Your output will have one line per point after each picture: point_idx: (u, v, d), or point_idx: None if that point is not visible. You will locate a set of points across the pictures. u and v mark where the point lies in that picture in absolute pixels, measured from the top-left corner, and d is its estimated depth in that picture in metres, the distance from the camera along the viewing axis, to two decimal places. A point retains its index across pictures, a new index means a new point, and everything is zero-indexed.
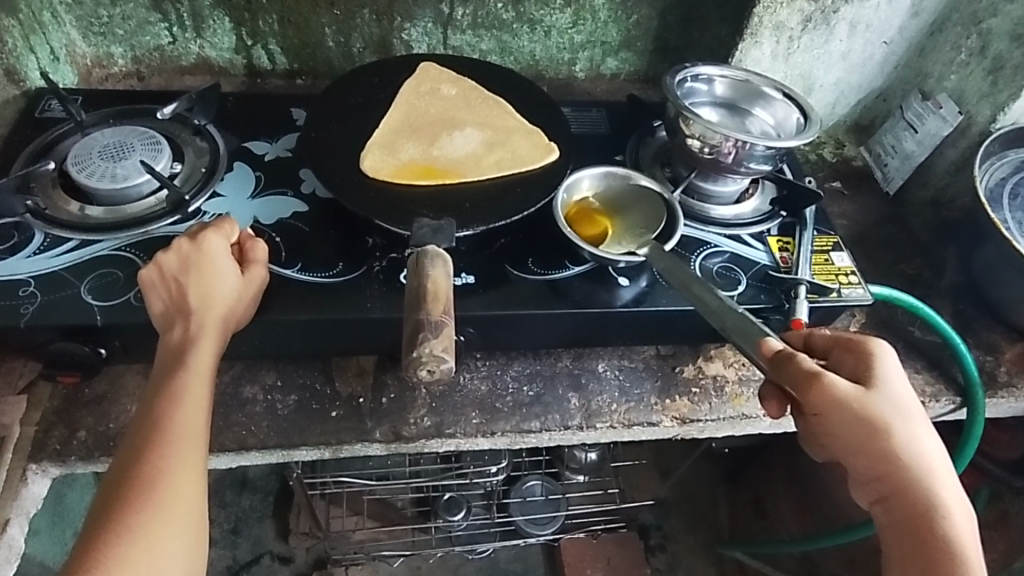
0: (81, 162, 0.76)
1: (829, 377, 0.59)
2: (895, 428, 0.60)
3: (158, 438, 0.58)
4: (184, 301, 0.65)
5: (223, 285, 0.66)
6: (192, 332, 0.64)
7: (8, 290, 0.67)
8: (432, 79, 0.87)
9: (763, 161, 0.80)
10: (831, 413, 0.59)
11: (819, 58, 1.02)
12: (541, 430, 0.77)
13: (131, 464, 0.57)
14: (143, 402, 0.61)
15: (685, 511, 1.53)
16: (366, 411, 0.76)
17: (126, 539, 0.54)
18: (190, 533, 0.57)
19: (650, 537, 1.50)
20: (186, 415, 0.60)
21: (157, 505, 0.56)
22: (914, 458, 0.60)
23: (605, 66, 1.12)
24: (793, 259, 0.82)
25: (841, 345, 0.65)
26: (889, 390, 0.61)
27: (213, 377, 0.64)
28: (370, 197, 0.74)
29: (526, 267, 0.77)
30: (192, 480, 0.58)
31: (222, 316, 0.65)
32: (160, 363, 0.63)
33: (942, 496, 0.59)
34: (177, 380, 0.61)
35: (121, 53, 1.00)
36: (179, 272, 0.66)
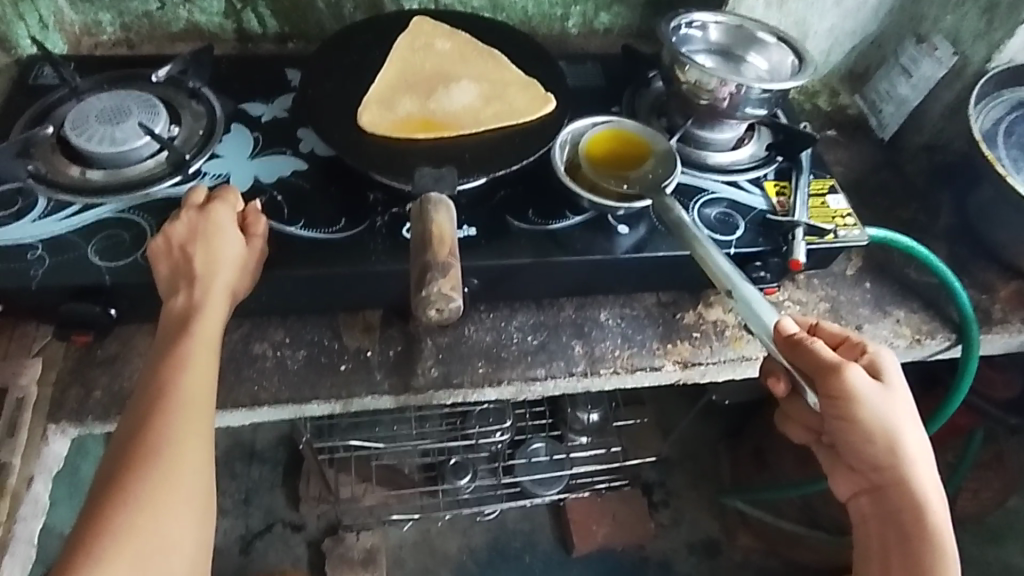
0: (80, 126, 0.76)
1: (850, 369, 0.63)
2: (904, 426, 0.65)
3: (164, 405, 0.60)
4: (187, 268, 0.66)
5: (226, 251, 0.67)
6: (196, 300, 0.65)
7: (16, 254, 0.68)
8: (426, 35, 0.87)
9: (759, 105, 0.81)
10: (847, 399, 0.63)
11: (813, 4, 1.02)
12: (547, 377, 0.79)
13: (137, 431, 0.59)
14: (148, 368, 0.63)
15: (689, 468, 1.57)
16: (374, 364, 0.77)
17: (133, 508, 0.56)
18: (197, 497, 0.58)
19: (654, 493, 1.54)
20: (189, 383, 0.61)
21: (162, 470, 0.57)
22: (913, 456, 0.65)
23: (598, 21, 1.11)
24: (790, 203, 0.83)
25: (851, 343, 0.70)
26: (899, 387, 0.66)
27: (218, 344, 0.65)
28: (370, 151, 0.74)
29: (525, 218, 0.78)
30: (200, 447, 0.60)
31: (225, 285, 0.67)
32: (163, 330, 0.64)
33: (931, 492, 0.65)
34: (182, 347, 0.62)
35: (109, 20, 0.99)
36: (185, 241, 0.67)
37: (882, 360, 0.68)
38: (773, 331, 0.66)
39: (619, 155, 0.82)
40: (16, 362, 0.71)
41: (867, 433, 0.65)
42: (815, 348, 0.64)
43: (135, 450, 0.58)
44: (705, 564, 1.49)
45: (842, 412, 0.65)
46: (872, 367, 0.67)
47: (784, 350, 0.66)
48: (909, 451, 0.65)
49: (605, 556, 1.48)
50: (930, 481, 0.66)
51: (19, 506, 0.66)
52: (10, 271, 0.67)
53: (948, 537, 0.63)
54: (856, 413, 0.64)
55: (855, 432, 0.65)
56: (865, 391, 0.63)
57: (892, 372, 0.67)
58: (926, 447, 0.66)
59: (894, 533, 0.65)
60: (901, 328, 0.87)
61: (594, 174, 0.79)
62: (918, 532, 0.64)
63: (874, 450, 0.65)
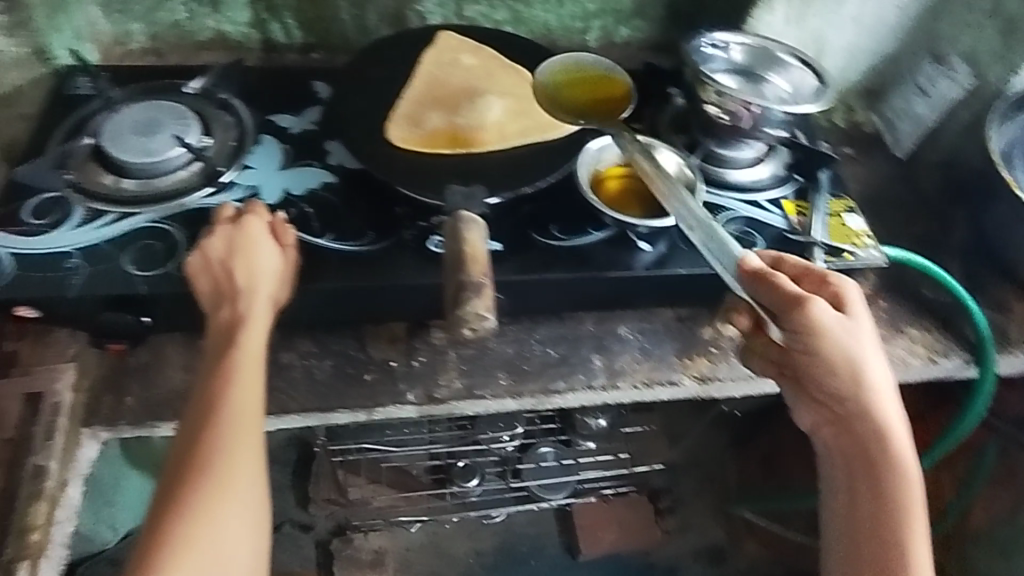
0: (116, 138, 0.78)
1: (811, 301, 0.67)
2: (865, 357, 0.68)
3: (214, 417, 0.63)
4: (230, 285, 0.68)
5: (265, 265, 0.69)
6: (240, 313, 0.67)
7: (55, 263, 0.70)
8: (451, 49, 0.88)
9: (780, 126, 0.82)
10: (808, 330, 0.67)
11: (831, 23, 1.03)
12: (567, 390, 0.80)
13: (190, 444, 0.62)
14: (199, 381, 0.66)
15: (695, 476, 1.57)
16: (399, 374, 0.79)
17: (187, 518, 0.59)
18: (250, 505, 0.61)
19: (661, 500, 1.51)
20: (236, 395, 0.64)
21: (215, 480, 0.60)
22: (875, 387, 0.68)
23: (618, 35, 1.14)
24: (809, 222, 0.84)
25: (814, 274, 0.72)
26: (861, 320, 0.69)
27: (262, 356, 0.67)
28: (400, 166, 0.76)
29: (549, 234, 0.79)
30: (249, 457, 0.62)
31: (268, 296, 0.69)
32: (212, 344, 0.67)
33: (895, 425, 0.68)
34: (229, 361, 0.65)
35: (140, 29, 1.03)
36: (225, 255, 0.69)
37: (848, 292, 0.70)
38: (737, 263, 0.68)
39: (580, 92, 0.84)
40: (50, 368, 0.72)
41: (832, 365, 0.68)
42: (773, 278, 0.67)
43: (189, 462, 0.61)
44: (710, 571, 1.51)
45: (808, 345, 0.68)
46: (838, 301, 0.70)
47: (746, 285, 0.69)
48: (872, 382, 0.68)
49: (611, 561, 1.51)
50: (893, 411, 0.68)
51: (55, 510, 0.67)
52: (48, 280, 0.69)
53: (910, 465, 0.67)
54: (822, 343, 0.68)
55: (821, 364, 0.68)
56: (827, 323, 0.67)
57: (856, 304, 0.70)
58: (887, 377, 0.69)
59: (859, 461, 0.68)
60: (915, 346, 0.88)
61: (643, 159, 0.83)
62: (880, 460, 0.67)
63: (838, 383, 0.68)
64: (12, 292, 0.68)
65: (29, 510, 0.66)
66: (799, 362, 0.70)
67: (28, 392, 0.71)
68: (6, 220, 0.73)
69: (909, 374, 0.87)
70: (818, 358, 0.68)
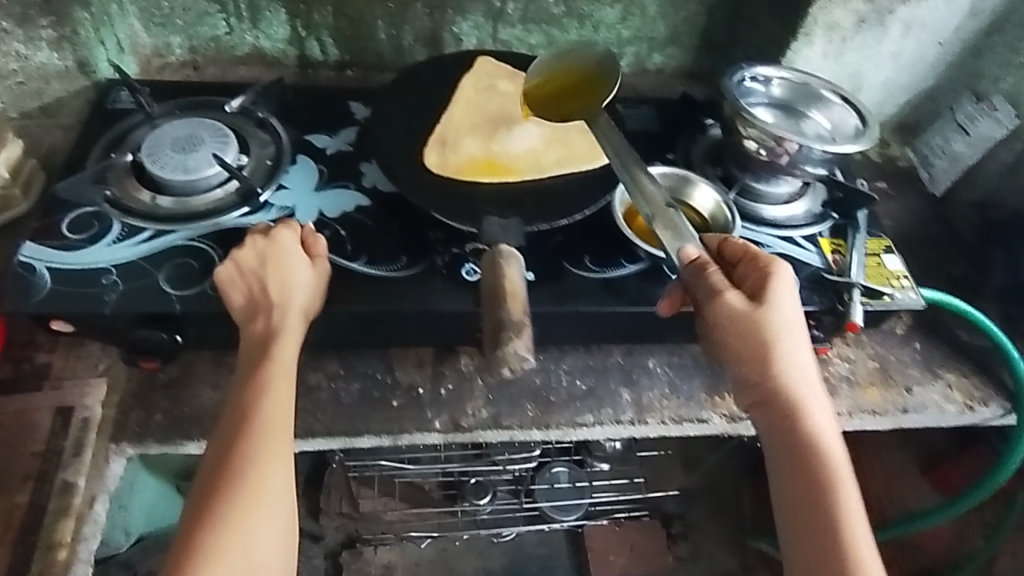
0: (155, 153, 0.78)
1: (727, 293, 0.64)
2: (784, 351, 0.64)
3: (246, 427, 0.62)
4: (264, 297, 0.68)
5: (298, 277, 0.69)
6: (274, 325, 0.67)
7: (92, 278, 0.71)
8: (488, 74, 0.88)
9: (820, 164, 0.81)
10: (723, 325, 0.64)
11: (870, 58, 1.02)
12: (595, 424, 0.79)
13: (222, 455, 0.61)
14: (232, 393, 0.65)
15: (709, 502, 1.55)
16: (425, 401, 0.78)
17: (219, 528, 0.58)
18: (280, 518, 0.61)
19: (673, 525, 1.53)
20: (270, 407, 0.64)
21: (246, 491, 0.60)
22: (796, 383, 0.64)
23: (651, 61, 1.13)
24: (845, 262, 0.83)
25: (747, 252, 0.68)
26: (785, 310, 0.65)
27: (295, 368, 0.67)
28: (436, 192, 0.76)
29: (582, 265, 0.79)
30: (280, 469, 0.62)
31: (300, 308, 0.69)
32: (246, 355, 0.67)
33: (819, 421, 0.63)
34: (263, 372, 0.65)
35: (179, 42, 1.04)
36: (258, 267, 0.69)
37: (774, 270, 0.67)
38: (679, 255, 0.66)
39: (568, 87, 0.85)
40: (81, 382, 0.73)
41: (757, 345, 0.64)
42: (708, 268, 0.65)
43: (222, 473, 0.60)
44: None
45: (729, 324, 0.64)
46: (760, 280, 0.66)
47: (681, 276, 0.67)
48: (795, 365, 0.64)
49: None
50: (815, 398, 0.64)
51: (83, 526, 0.67)
52: (84, 295, 0.69)
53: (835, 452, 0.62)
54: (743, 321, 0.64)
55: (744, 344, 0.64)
56: (742, 314, 0.64)
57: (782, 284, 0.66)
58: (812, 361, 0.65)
59: (785, 451, 0.63)
60: (951, 392, 0.87)
61: (679, 193, 0.81)
62: (808, 448, 0.62)
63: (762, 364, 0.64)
64: (49, 307, 0.68)
65: (58, 526, 0.66)
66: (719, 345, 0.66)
67: (59, 405, 0.72)
68: (46, 232, 0.74)
69: (943, 420, 0.86)
70: (740, 338, 0.64)
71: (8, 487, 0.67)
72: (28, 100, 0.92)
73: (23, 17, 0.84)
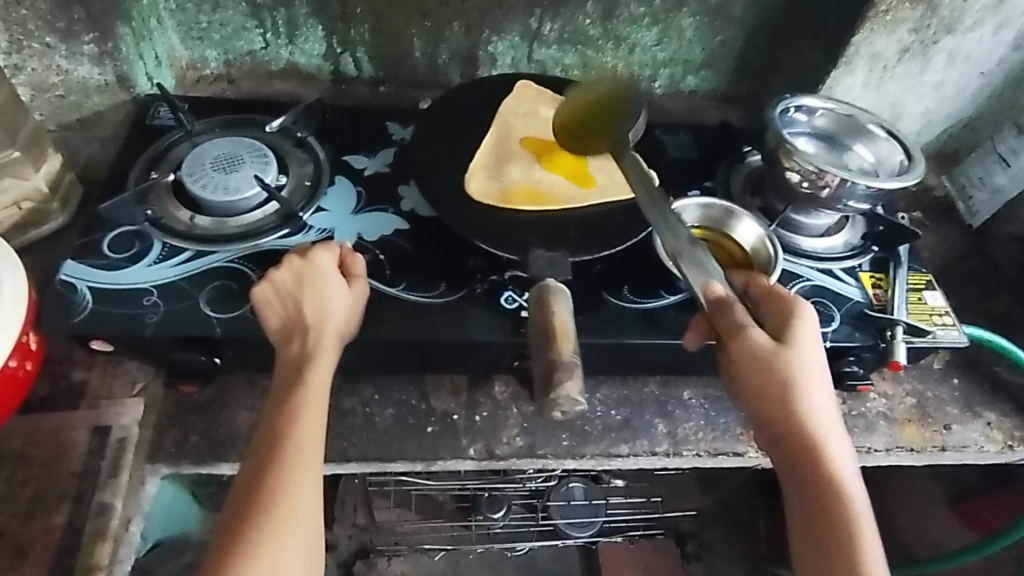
0: (196, 172, 0.78)
1: (751, 332, 0.62)
2: (809, 393, 0.62)
3: (278, 452, 0.61)
4: (299, 318, 0.67)
5: (334, 298, 0.68)
6: (309, 348, 0.66)
7: (132, 298, 0.70)
8: (528, 100, 0.88)
9: (863, 200, 0.80)
10: (742, 368, 0.62)
11: (911, 88, 1.01)
12: (630, 455, 0.78)
13: (253, 481, 0.60)
14: (264, 416, 0.64)
15: (723, 522, 1.50)
16: (460, 428, 0.78)
17: (246, 557, 0.56)
18: (306, 548, 0.59)
19: (687, 544, 1.48)
20: (302, 431, 0.62)
21: (273, 519, 0.58)
22: (821, 426, 0.62)
23: (685, 83, 1.13)
24: (887, 297, 0.82)
25: (772, 294, 0.68)
26: (808, 353, 0.64)
27: (328, 392, 0.65)
28: (478, 220, 0.75)
29: (621, 295, 0.78)
30: (311, 498, 0.60)
31: (335, 331, 0.68)
32: (280, 377, 0.66)
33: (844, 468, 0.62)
34: (295, 396, 0.63)
35: (215, 56, 1.04)
36: (293, 288, 0.69)
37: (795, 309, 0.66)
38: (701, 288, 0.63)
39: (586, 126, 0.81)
40: (118, 402, 0.73)
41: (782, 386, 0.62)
42: (730, 307, 0.62)
43: (251, 499, 0.59)
44: None
45: (755, 353, 0.62)
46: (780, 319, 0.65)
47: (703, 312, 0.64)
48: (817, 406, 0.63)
49: None
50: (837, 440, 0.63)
51: (119, 548, 0.67)
52: (125, 316, 0.69)
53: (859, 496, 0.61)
54: (770, 362, 0.62)
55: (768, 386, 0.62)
56: (767, 354, 0.62)
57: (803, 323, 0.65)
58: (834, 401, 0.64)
59: (806, 484, 0.61)
60: (991, 431, 0.85)
61: (722, 225, 0.82)
62: (832, 494, 0.60)
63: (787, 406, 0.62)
64: (90, 327, 0.68)
65: (95, 548, 0.66)
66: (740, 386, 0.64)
67: (96, 424, 0.72)
68: (87, 250, 0.74)
69: (981, 459, 0.84)
70: (765, 379, 0.62)
71: (45, 506, 0.68)
72: (67, 112, 0.91)
73: (68, 33, 0.83)
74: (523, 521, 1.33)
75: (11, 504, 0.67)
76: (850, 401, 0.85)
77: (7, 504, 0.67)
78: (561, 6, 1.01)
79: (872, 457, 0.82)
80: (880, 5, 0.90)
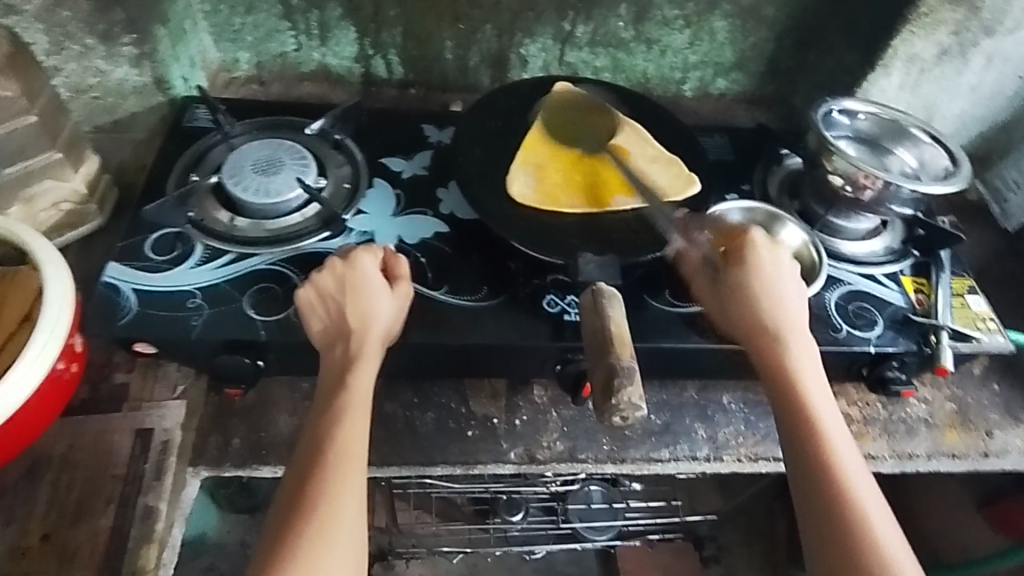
0: (236, 174, 0.78)
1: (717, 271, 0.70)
2: (768, 320, 0.66)
3: (321, 459, 0.59)
4: (344, 321, 0.66)
5: (377, 303, 0.67)
6: (353, 352, 0.65)
7: (176, 301, 0.70)
8: (568, 103, 0.88)
9: (906, 204, 0.79)
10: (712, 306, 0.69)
11: (946, 90, 1.00)
12: (671, 460, 0.78)
13: (297, 486, 0.58)
14: (309, 423, 0.63)
15: (741, 524, 1.48)
16: (501, 432, 0.77)
17: (288, 565, 0.54)
18: (350, 558, 0.56)
19: (705, 548, 1.43)
20: (345, 436, 0.61)
21: (315, 526, 0.56)
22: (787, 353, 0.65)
23: (714, 86, 1.12)
24: (929, 301, 0.82)
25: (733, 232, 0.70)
26: (761, 279, 0.67)
27: (372, 399, 0.64)
28: (522, 223, 0.75)
29: (663, 299, 0.77)
30: (354, 507, 0.58)
31: (379, 335, 0.66)
32: (325, 383, 0.65)
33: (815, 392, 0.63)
34: (338, 401, 0.62)
35: (247, 58, 1.04)
36: (336, 292, 0.68)
37: (760, 249, 0.69)
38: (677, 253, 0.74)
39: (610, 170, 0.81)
40: (160, 404, 0.73)
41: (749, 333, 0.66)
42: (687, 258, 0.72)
43: (295, 507, 0.57)
44: None
45: (709, 290, 0.70)
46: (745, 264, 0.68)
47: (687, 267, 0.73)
48: (788, 351, 0.65)
49: None
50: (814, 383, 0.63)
51: (164, 552, 0.67)
52: (171, 319, 0.69)
53: (832, 417, 0.61)
54: (721, 298, 0.68)
55: (740, 330, 0.67)
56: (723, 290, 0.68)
57: (777, 261, 0.68)
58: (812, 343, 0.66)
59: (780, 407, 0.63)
60: None
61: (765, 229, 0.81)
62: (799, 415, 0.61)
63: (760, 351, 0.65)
64: (137, 330, 0.68)
65: (141, 552, 0.66)
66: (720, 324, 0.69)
67: (139, 427, 0.72)
68: (129, 252, 0.74)
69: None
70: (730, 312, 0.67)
71: (90, 510, 0.67)
72: (102, 114, 0.91)
73: (107, 34, 0.83)
74: (541, 523, 1.31)
75: (57, 508, 0.67)
76: (890, 406, 0.85)
77: (52, 508, 0.67)
78: (594, 8, 1.00)
79: (913, 463, 0.81)
80: (920, 7, 0.89)
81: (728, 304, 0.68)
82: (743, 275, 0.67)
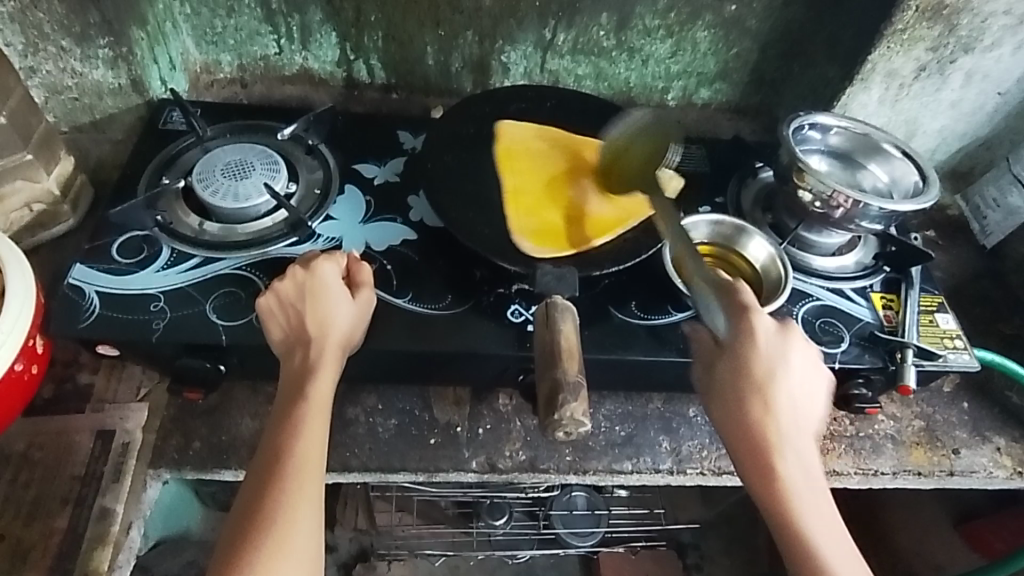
0: (206, 178, 0.78)
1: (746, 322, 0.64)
2: (775, 397, 0.61)
3: (276, 469, 0.59)
4: (303, 329, 0.66)
5: (337, 311, 0.67)
6: (311, 361, 0.65)
7: (139, 304, 0.71)
8: (516, 141, 0.85)
9: (876, 221, 0.79)
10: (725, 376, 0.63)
11: (926, 106, 1.00)
12: (633, 472, 0.78)
13: (253, 498, 0.58)
14: (266, 431, 0.63)
15: (724, 533, 1.44)
16: (462, 440, 0.78)
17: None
18: (304, 568, 0.57)
19: (687, 555, 1.42)
20: (303, 445, 0.61)
21: (270, 538, 0.56)
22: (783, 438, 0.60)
23: (698, 96, 1.12)
24: (898, 318, 0.82)
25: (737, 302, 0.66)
26: (770, 358, 0.63)
27: (331, 406, 0.64)
28: (487, 234, 0.75)
29: (629, 311, 0.77)
30: (310, 517, 0.58)
31: (337, 343, 0.66)
32: (283, 391, 0.64)
33: (801, 482, 0.58)
34: (296, 410, 0.62)
35: (228, 60, 1.04)
36: (296, 299, 0.68)
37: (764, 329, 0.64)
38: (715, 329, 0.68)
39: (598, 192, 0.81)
40: (123, 406, 0.74)
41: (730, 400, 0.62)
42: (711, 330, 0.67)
43: (250, 518, 0.57)
44: None
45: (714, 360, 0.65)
46: (751, 350, 0.63)
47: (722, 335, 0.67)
48: (785, 450, 0.59)
49: None
50: (807, 492, 0.58)
51: (119, 554, 0.68)
52: (133, 322, 0.69)
53: (816, 513, 0.57)
54: (740, 368, 0.63)
55: (738, 401, 0.62)
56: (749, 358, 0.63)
57: (782, 346, 0.64)
58: (803, 428, 0.61)
59: (770, 489, 0.58)
60: (1001, 457, 0.84)
61: (732, 243, 0.82)
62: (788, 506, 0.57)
63: (758, 471, 0.59)
64: (98, 331, 0.69)
65: (95, 553, 0.67)
66: (721, 388, 0.63)
67: (100, 429, 0.72)
68: (96, 254, 0.75)
69: (990, 485, 0.83)
70: (737, 383, 0.62)
71: (47, 510, 0.68)
72: (80, 114, 0.91)
73: (83, 36, 0.84)
74: (524, 527, 1.31)
75: (16, 506, 0.68)
76: (858, 422, 0.84)
77: (11, 506, 0.68)
78: (575, 16, 1.00)
79: (878, 480, 0.81)
80: (898, 23, 0.89)
81: (731, 418, 0.61)
82: (744, 357, 0.63)
